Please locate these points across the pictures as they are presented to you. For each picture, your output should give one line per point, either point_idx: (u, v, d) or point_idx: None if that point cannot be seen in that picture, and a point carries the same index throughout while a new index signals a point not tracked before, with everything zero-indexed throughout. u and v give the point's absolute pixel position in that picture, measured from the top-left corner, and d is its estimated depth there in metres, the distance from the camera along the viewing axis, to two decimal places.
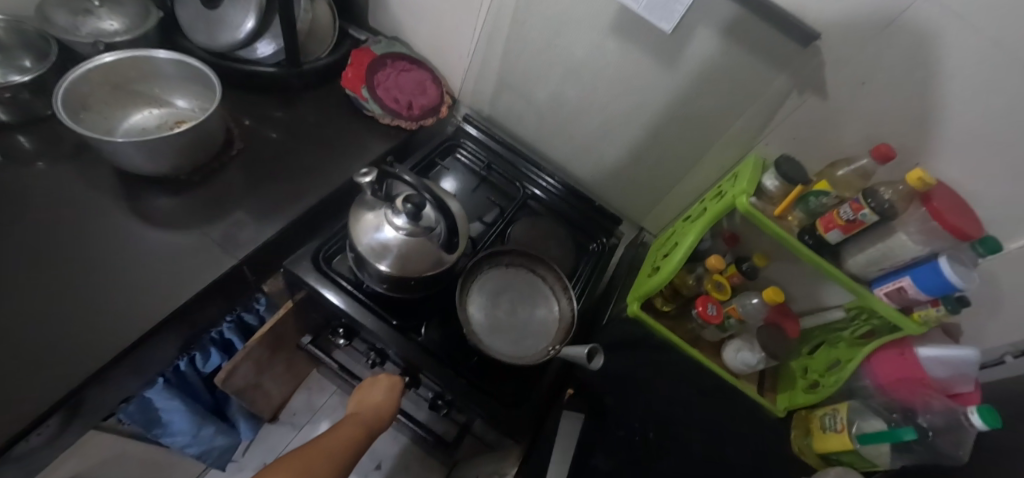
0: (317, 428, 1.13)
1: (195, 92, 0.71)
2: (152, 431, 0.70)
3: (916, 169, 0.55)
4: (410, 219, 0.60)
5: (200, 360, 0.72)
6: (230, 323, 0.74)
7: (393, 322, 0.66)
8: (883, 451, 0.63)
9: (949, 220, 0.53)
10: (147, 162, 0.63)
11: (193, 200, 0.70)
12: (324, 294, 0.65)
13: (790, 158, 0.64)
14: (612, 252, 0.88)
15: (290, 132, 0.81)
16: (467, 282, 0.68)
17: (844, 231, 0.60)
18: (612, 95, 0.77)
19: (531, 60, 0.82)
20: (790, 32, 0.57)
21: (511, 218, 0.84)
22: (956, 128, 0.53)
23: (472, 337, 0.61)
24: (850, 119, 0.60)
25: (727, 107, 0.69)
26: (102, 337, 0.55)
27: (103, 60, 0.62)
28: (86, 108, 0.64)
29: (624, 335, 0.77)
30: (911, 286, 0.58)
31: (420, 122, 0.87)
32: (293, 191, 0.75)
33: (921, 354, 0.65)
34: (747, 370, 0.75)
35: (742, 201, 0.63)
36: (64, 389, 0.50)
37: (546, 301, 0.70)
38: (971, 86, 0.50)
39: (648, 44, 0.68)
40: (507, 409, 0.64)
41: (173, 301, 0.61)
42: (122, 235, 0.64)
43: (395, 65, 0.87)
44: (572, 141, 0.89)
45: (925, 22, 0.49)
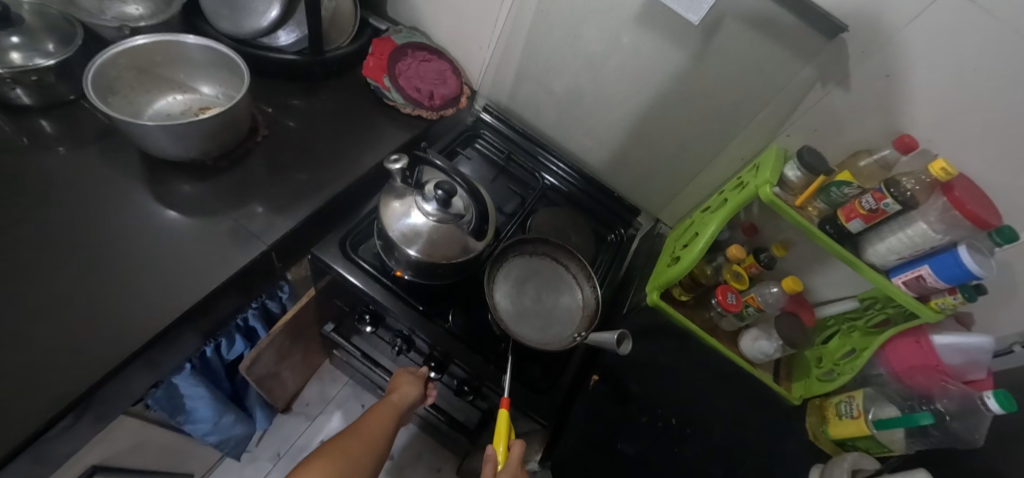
0: (331, 419, 1.14)
1: (221, 79, 0.71)
2: (176, 418, 0.70)
3: (939, 160, 0.57)
4: (440, 205, 0.61)
5: (225, 346, 0.73)
6: (255, 310, 0.75)
7: (419, 307, 0.67)
8: (897, 436, 0.65)
9: (970, 209, 0.55)
10: (176, 148, 0.63)
11: (219, 186, 0.70)
12: (352, 280, 0.65)
13: (814, 149, 0.65)
14: (630, 242, 0.91)
15: (312, 120, 0.81)
16: (494, 269, 0.68)
17: (866, 221, 0.61)
18: (634, 85, 0.78)
19: (553, 51, 0.82)
20: (818, 24, 0.58)
21: (532, 209, 0.85)
22: (981, 119, 0.55)
23: (500, 323, 0.62)
24: (873, 110, 0.61)
25: (750, 98, 0.70)
26: (137, 321, 0.56)
27: (135, 43, 0.62)
28: (114, 93, 0.64)
29: (644, 324, 0.78)
30: (931, 274, 0.59)
31: (441, 113, 0.88)
32: (317, 178, 0.76)
33: (938, 340, 0.67)
34: (764, 359, 0.77)
35: (766, 191, 0.64)
36: (101, 372, 0.51)
37: (570, 289, 0.71)
38: (997, 77, 0.51)
39: (673, 36, 0.69)
40: (536, 395, 0.66)
41: (203, 286, 0.61)
42: (150, 220, 0.64)
43: (415, 55, 0.89)
44: (589, 132, 0.90)
45: (954, 15, 0.50)
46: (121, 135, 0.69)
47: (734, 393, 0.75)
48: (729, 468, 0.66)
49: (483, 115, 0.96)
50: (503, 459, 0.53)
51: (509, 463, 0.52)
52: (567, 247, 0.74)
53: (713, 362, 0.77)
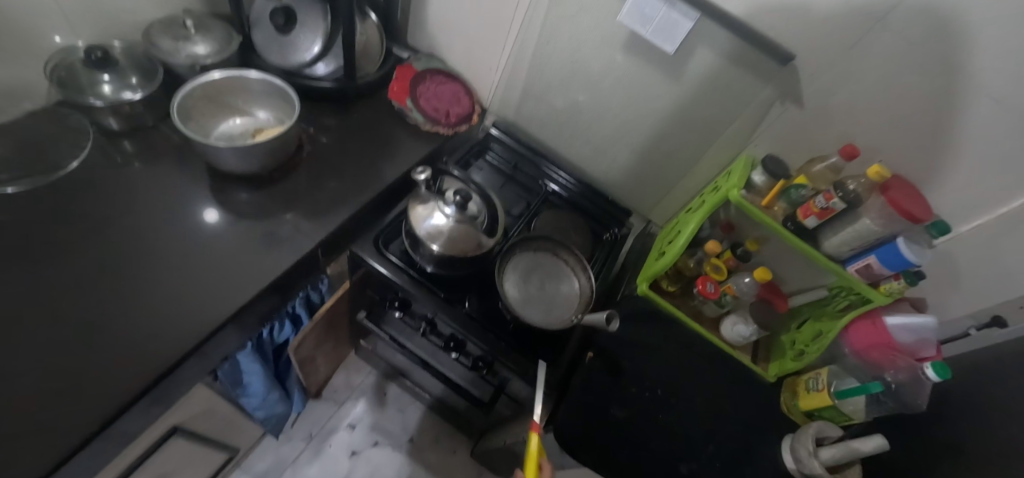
0: (356, 404, 1.26)
1: (274, 105, 0.85)
2: (235, 391, 0.84)
3: (875, 166, 0.68)
4: (459, 208, 0.73)
5: (276, 329, 0.86)
6: (301, 299, 0.88)
7: (441, 294, 0.79)
8: (858, 406, 0.75)
9: (903, 207, 0.65)
10: (241, 163, 0.77)
11: (271, 195, 0.84)
12: (384, 273, 0.77)
13: (774, 157, 0.77)
14: (624, 241, 1.00)
15: (346, 137, 0.95)
16: (503, 263, 0.80)
17: (819, 217, 0.72)
18: (624, 102, 0.90)
19: (554, 74, 0.94)
20: (772, 54, 0.69)
21: (536, 211, 0.97)
22: (919, 127, 0.66)
23: (510, 307, 0.74)
24: (823, 123, 0.73)
25: (722, 112, 0.81)
26: (215, 304, 0.69)
27: (212, 77, 0.76)
28: (191, 119, 0.77)
29: (635, 310, 0.89)
30: (877, 262, 0.70)
31: (456, 129, 1.00)
32: (351, 187, 0.89)
33: (891, 322, 0.77)
34: (742, 341, 0.87)
35: (734, 193, 0.75)
36: (192, 342, 0.64)
37: (569, 279, 0.82)
38: (923, 95, 0.63)
39: (655, 62, 0.81)
40: (540, 369, 0.77)
41: (265, 275, 0.74)
42: (218, 224, 0.78)
43: (433, 79, 1.01)
44: (587, 143, 1.02)
45: (879, 46, 0.62)
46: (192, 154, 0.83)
47: (716, 369, 0.86)
48: (706, 430, 0.77)
49: (492, 129, 1.08)
50: None
51: None
52: (566, 243, 0.85)
53: (697, 344, 0.88)
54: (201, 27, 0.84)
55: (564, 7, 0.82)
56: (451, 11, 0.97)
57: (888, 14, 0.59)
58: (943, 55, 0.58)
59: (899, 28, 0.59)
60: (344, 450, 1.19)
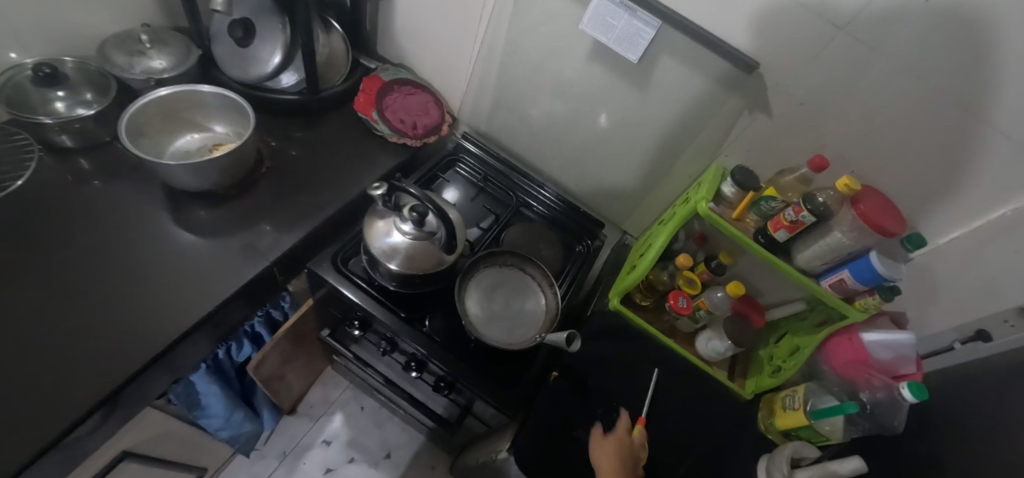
0: (332, 419, 1.24)
1: (231, 119, 0.83)
2: (193, 413, 0.80)
3: (845, 177, 0.65)
4: (415, 225, 0.71)
5: (235, 349, 0.83)
6: (260, 318, 0.86)
7: (401, 314, 0.76)
8: (836, 426, 0.72)
9: (873, 220, 0.62)
10: (194, 180, 0.74)
11: (231, 212, 0.82)
12: (343, 292, 0.75)
13: (743, 168, 0.74)
14: (597, 253, 0.97)
15: (309, 150, 0.92)
16: (465, 279, 0.78)
17: (790, 231, 0.69)
18: (593, 112, 0.87)
19: (522, 84, 0.92)
20: (736, 62, 0.67)
21: (506, 224, 0.95)
22: (889, 137, 0.63)
23: (470, 326, 0.71)
24: (791, 133, 0.71)
25: (691, 121, 0.78)
26: (162, 326, 0.67)
27: (159, 94, 0.74)
28: (143, 135, 0.75)
29: (606, 326, 0.87)
30: (850, 277, 0.67)
31: (424, 140, 0.98)
32: (314, 201, 0.86)
33: (868, 338, 0.73)
34: (717, 357, 0.84)
35: (701, 206, 0.72)
36: (134, 367, 0.62)
37: (535, 295, 0.80)
38: (892, 101, 0.60)
39: (620, 71, 0.78)
40: (501, 389, 0.74)
41: (217, 296, 0.72)
42: (174, 244, 0.76)
43: (401, 90, 0.99)
44: (558, 154, 1.00)
45: (845, 53, 0.59)
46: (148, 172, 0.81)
47: (690, 388, 0.83)
48: (678, 452, 0.74)
49: (465, 143, 1.05)
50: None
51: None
52: (532, 258, 0.83)
53: (670, 361, 0.85)
54: (156, 41, 0.82)
55: (528, 16, 0.80)
56: (417, 21, 0.95)
57: (853, 20, 0.56)
58: (913, 61, 0.56)
59: (865, 34, 0.57)
60: (318, 467, 1.17)
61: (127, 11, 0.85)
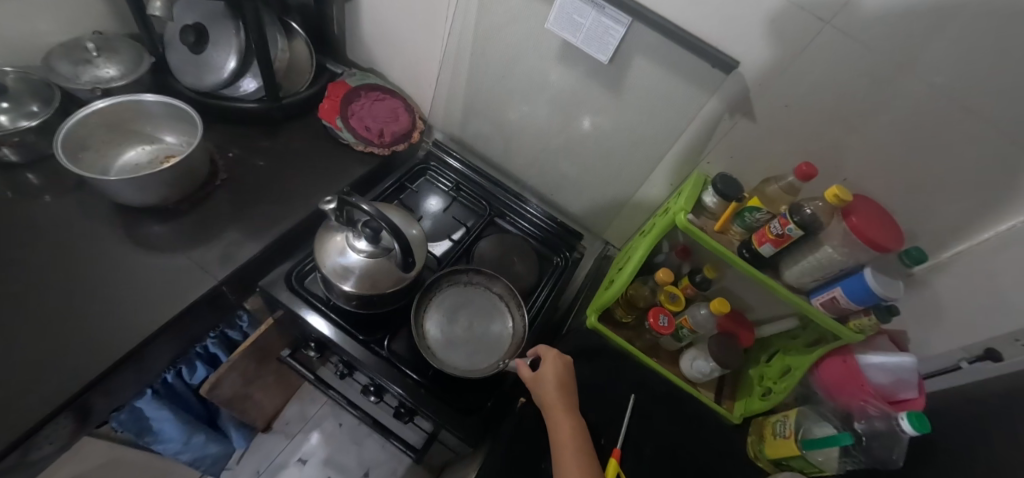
0: (308, 437, 1.20)
1: (181, 129, 0.79)
2: (144, 439, 0.77)
3: (834, 187, 0.59)
4: (370, 242, 0.66)
5: (186, 373, 0.80)
6: (213, 339, 0.82)
7: (359, 337, 0.71)
8: (831, 456, 0.65)
9: (865, 234, 0.56)
10: (139, 195, 0.70)
11: (183, 227, 0.77)
12: (297, 312, 0.71)
13: (726, 176, 0.67)
14: (575, 266, 0.91)
15: (269, 159, 0.88)
16: (424, 299, 0.73)
17: (775, 245, 0.63)
18: (567, 118, 0.82)
19: (492, 88, 0.87)
20: (713, 62, 0.61)
21: (479, 235, 0.90)
22: (882, 140, 0.58)
23: (428, 355, 0.67)
24: (776, 138, 0.65)
25: (668, 127, 0.73)
26: (98, 351, 0.63)
27: (97, 106, 0.70)
28: (85, 148, 0.72)
29: (582, 345, 0.81)
30: (843, 295, 0.61)
31: (393, 148, 0.93)
32: (273, 215, 0.82)
33: (866, 360, 0.67)
34: (702, 378, 0.79)
35: (680, 218, 0.66)
36: (63, 397, 0.58)
37: (501, 317, 0.75)
38: (883, 102, 0.54)
39: (592, 73, 0.73)
40: (462, 416, 0.69)
41: (160, 318, 0.68)
42: (120, 262, 0.72)
43: (369, 96, 0.94)
44: (535, 162, 0.94)
45: (828, 50, 0.54)
46: (93, 188, 0.76)
47: (671, 411, 0.77)
48: None
49: (448, 160, 1.00)
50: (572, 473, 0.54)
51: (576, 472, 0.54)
52: (500, 276, 0.78)
53: (651, 381, 0.79)
54: (104, 49, 0.78)
55: (494, 17, 0.75)
56: (384, 24, 0.91)
57: (839, 14, 0.50)
58: (907, 59, 0.50)
59: (852, 29, 0.51)
60: None
61: (76, 17, 0.81)
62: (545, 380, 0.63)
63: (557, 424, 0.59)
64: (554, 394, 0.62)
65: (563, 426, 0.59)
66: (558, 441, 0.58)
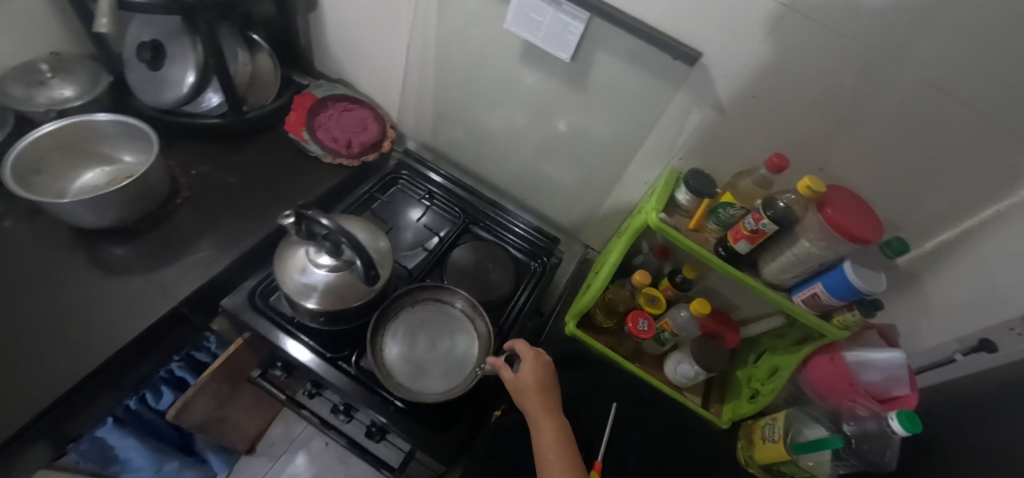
0: (294, 458, 1.16)
1: (138, 148, 0.77)
2: (111, 469, 0.80)
3: (806, 178, 0.56)
4: (332, 255, 0.64)
5: (150, 399, 0.80)
6: (178, 362, 0.82)
7: (326, 355, 0.69)
8: (824, 460, 0.61)
9: (841, 226, 0.53)
10: (94, 216, 0.68)
11: (145, 247, 0.75)
12: (261, 332, 0.69)
13: (698, 172, 0.65)
14: (553, 271, 0.89)
15: (237, 175, 0.86)
16: (376, 334, 0.69)
17: (751, 241, 0.60)
18: (536, 120, 0.80)
19: (459, 93, 0.85)
20: (676, 54, 0.59)
21: (452, 243, 0.87)
22: (854, 126, 0.55)
23: (388, 382, 0.64)
24: (748, 130, 0.62)
25: (637, 124, 0.70)
26: (48, 380, 0.60)
27: (44, 130, 0.68)
28: (38, 173, 0.71)
29: (560, 353, 0.78)
30: (824, 291, 0.58)
31: (362, 159, 0.91)
32: (239, 232, 0.80)
33: (852, 356, 0.64)
34: (687, 382, 0.75)
35: (652, 217, 0.64)
36: (7, 431, 0.55)
37: (466, 335, 0.72)
38: (854, 86, 0.52)
39: (556, 71, 0.71)
40: (434, 433, 0.66)
41: (116, 343, 0.65)
42: (76, 287, 0.69)
43: (336, 106, 0.93)
44: (508, 166, 0.92)
45: (791, 35, 0.51)
46: (46, 214, 0.74)
47: (655, 418, 0.74)
48: None
49: (424, 170, 0.97)
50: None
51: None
52: (447, 285, 0.75)
53: (634, 388, 0.76)
54: (59, 70, 0.77)
55: (454, 20, 0.74)
56: (349, 33, 0.89)
57: None
58: (871, 40, 0.47)
59: (814, 11, 0.48)
60: None
61: (29, 38, 0.79)
62: (523, 383, 0.60)
63: (540, 431, 0.57)
64: (538, 399, 0.59)
65: (545, 430, 0.56)
66: (540, 449, 0.55)
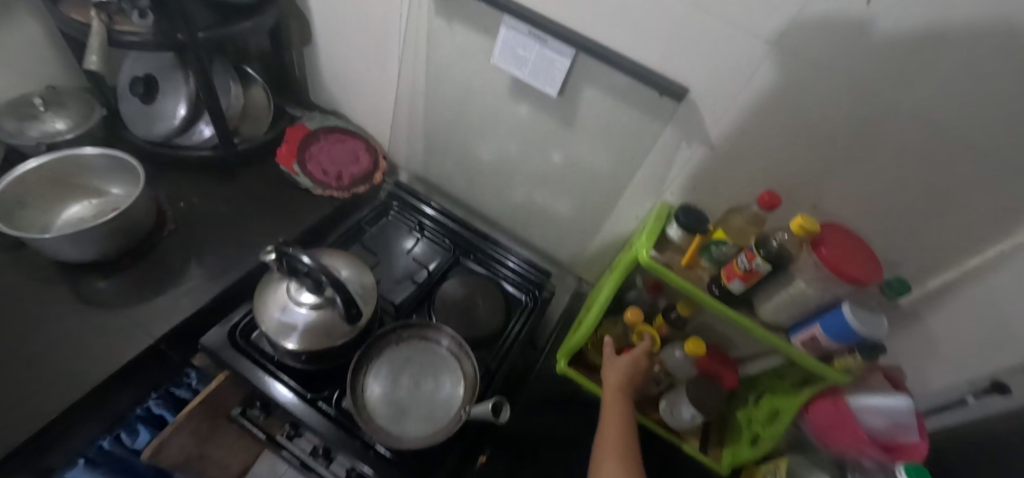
0: None
1: (125, 181, 0.77)
2: None
3: (799, 216, 0.54)
4: (315, 292, 0.63)
5: (127, 438, 0.75)
6: (157, 399, 0.77)
7: (306, 395, 0.66)
8: None
9: (838, 267, 0.51)
10: (75, 251, 0.67)
11: (127, 281, 0.74)
12: (240, 371, 0.66)
13: (689, 208, 0.64)
14: (545, 305, 0.87)
15: (229, 205, 0.86)
16: (357, 374, 0.66)
17: (744, 281, 0.58)
18: (526, 152, 0.79)
19: (449, 125, 0.85)
20: (663, 90, 0.58)
21: (442, 277, 0.85)
22: (846, 165, 0.54)
23: (368, 425, 0.62)
24: (740, 165, 0.61)
25: (626, 158, 0.70)
26: (16, 422, 0.58)
27: (28, 167, 0.69)
28: (23, 206, 0.71)
29: (546, 394, 0.80)
30: (823, 334, 0.55)
31: (352, 191, 0.91)
32: (225, 265, 0.79)
33: (858, 402, 0.59)
34: (685, 425, 0.72)
35: (642, 255, 0.62)
36: None
37: (451, 375, 0.69)
38: (846, 124, 0.50)
39: (544, 106, 0.70)
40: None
41: (89, 381, 0.64)
42: (54, 323, 0.68)
43: (329, 138, 0.93)
44: (499, 197, 0.91)
45: (779, 72, 0.50)
46: (29, 247, 0.73)
47: None
48: None
49: (415, 202, 0.96)
50: (609, 447, 0.59)
51: (614, 448, 0.59)
52: (434, 322, 0.73)
53: None
54: (53, 104, 0.77)
55: (443, 54, 0.74)
56: (343, 66, 0.90)
57: (784, 35, 0.47)
58: (859, 78, 0.46)
59: (801, 49, 0.47)
60: None
61: (26, 72, 0.80)
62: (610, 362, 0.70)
63: (608, 405, 0.65)
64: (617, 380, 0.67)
65: (612, 407, 0.64)
66: (604, 421, 0.63)
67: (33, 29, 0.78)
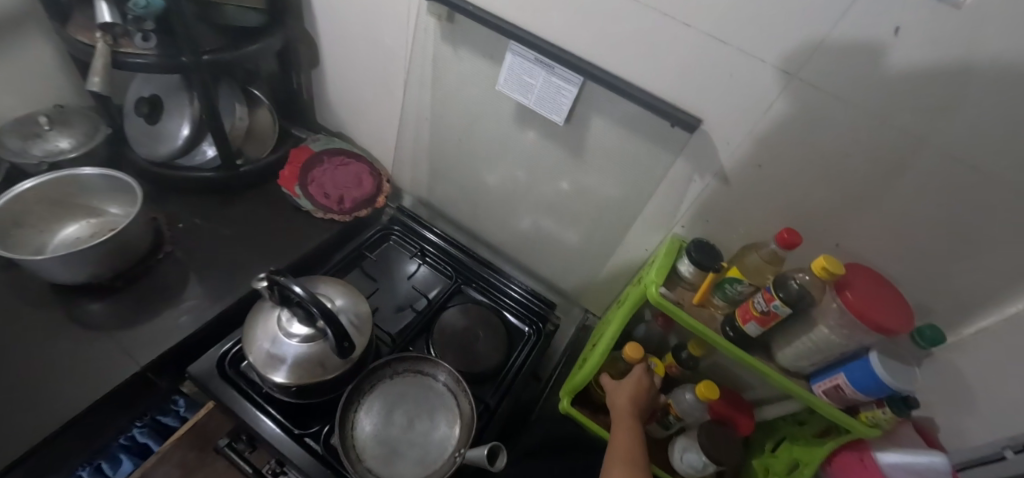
0: None
1: (123, 201, 0.76)
2: None
3: (821, 257, 0.50)
4: (306, 324, 0.60)
5: (106, 469, 0.70)
6: (142, 427, 0.74)
7: (294, 430, 0.63)
8: None
9: (864, 314, 0.47)
10: (67, 273, 0.66)
11: (118, 303, 0.72)
12: (227, 402, 0.63)
13: (702, 243, 0.60)
14: (549, 338, 0.83)
15: (231, 227, 0.85)
16: (347, 409, 0.63)
17: (761, 324, 0.54)
18: (531, 180, 0.77)
19: (453, 150, 0.84)
20: (674, 121, 0.55)
21: (442, 305, 0.82)
22: (871, 204, 0.50)
23: (356, 465, 0.58)
24: (756, 200, 0.58)
25: (635, 189, 0.67)
26: None
27: (23, 187, 0.68)
28: (19, 225, 0.70)
29: (547, 435, 0.75)
30: (848, 384, 0.51)
31: (354, 214, 0.89)
32: (219, 289, 0.77)
33: (884, 459, 0.54)
34: (695, 474, 0.66)
35: (651, 291, 0.58)
36: None
37: (447, 413, 0.65)
38: (871, 161, 0.47)
39: (550, 134, 0.69)
40: None
41: (69, 410, 0.60)
42: (40, 346, 0.66)
43: (332, 161, 0.92)
44: (503, 224, 0.89)
45: (799, 105, 0.47)
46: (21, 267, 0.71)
47: None
48: None
49: (418, 227, 0.94)
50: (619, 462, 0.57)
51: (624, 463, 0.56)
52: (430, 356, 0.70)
53: None
54: (58, 123, 0.77)
55: (447, 80, 0.73)
56: (350, 89, 0.90)
57: (804, 66, 0.45)
58: (886, 114, 0.43)
59: (823, 81, 0.45)
60: None
61: (36, 91, 0.81)
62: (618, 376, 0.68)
63: (618, 420, 0.63)
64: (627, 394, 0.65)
65: (622, 422, 0.62)
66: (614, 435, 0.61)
67: (46, 51, 0.79)
